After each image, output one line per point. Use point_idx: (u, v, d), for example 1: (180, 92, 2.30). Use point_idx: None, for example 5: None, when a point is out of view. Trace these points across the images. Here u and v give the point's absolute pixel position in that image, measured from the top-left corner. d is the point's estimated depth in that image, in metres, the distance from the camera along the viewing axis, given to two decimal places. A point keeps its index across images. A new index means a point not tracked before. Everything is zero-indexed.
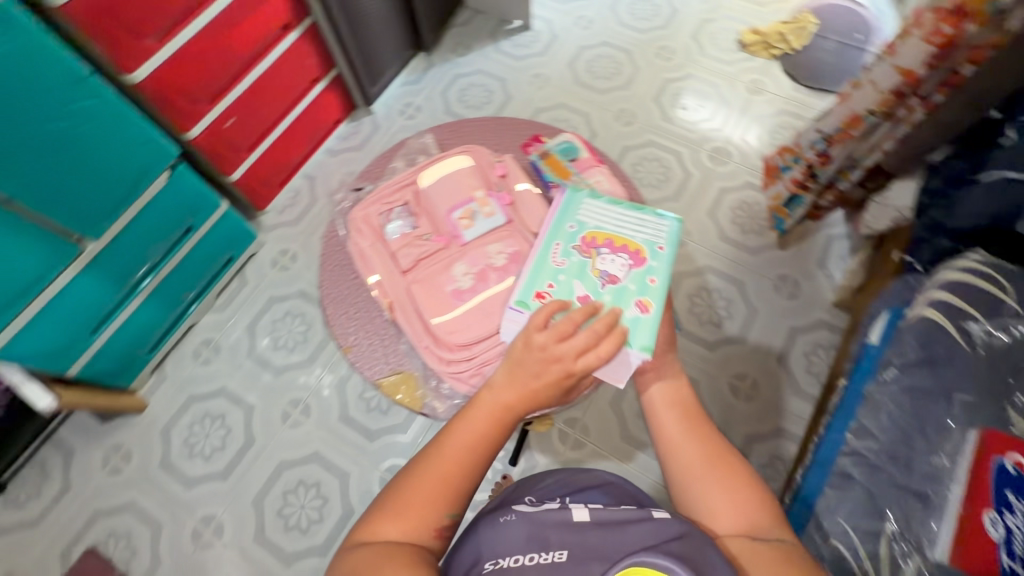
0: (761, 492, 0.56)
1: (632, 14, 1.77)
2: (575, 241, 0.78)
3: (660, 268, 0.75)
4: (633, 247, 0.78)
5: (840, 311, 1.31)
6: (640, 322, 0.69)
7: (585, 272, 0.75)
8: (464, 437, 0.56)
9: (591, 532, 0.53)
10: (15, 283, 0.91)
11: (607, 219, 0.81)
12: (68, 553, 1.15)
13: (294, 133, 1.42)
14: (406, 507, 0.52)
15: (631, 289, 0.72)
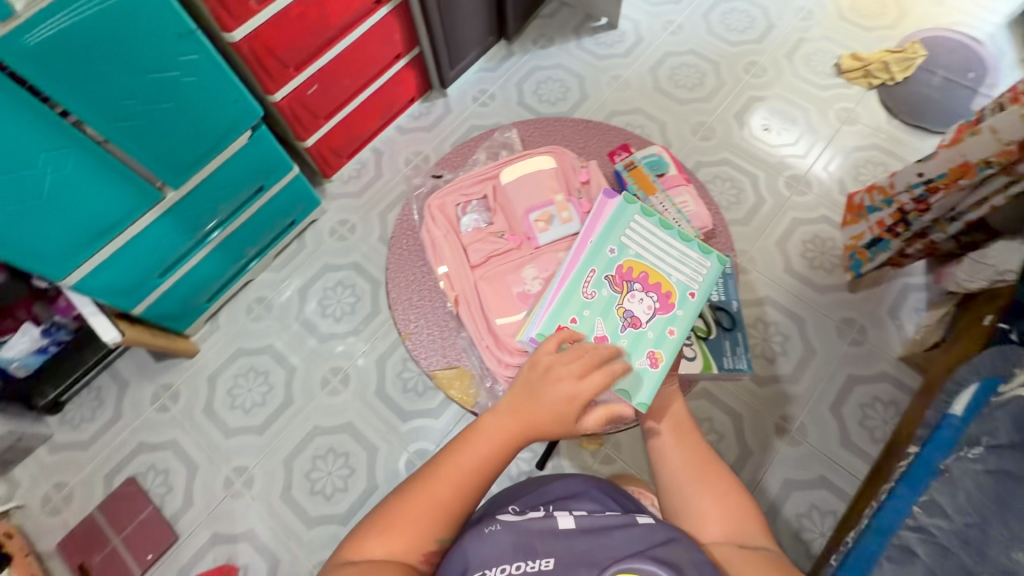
0: (746, 503, 0.63)
1: (725, 24, 1.70)
2: (609, 271, 0.73)
3: (686, 319, 0.71)
4: (665, 288, 0.73)
5: (907, 366, 1.23)
6: (646, 377, 0.68)
7: (610, 310, 0.71)
8: (463, 461, 0.58)
9: (579, 538, 0.58)
10: (102, 220, 0.96)
11: (648, 250, 0.74)
12: (112, 478, 1.22)
13: (370, 106, 1.43)
14: (393, 533, 0.55)
15: (649, 338, 0.69)
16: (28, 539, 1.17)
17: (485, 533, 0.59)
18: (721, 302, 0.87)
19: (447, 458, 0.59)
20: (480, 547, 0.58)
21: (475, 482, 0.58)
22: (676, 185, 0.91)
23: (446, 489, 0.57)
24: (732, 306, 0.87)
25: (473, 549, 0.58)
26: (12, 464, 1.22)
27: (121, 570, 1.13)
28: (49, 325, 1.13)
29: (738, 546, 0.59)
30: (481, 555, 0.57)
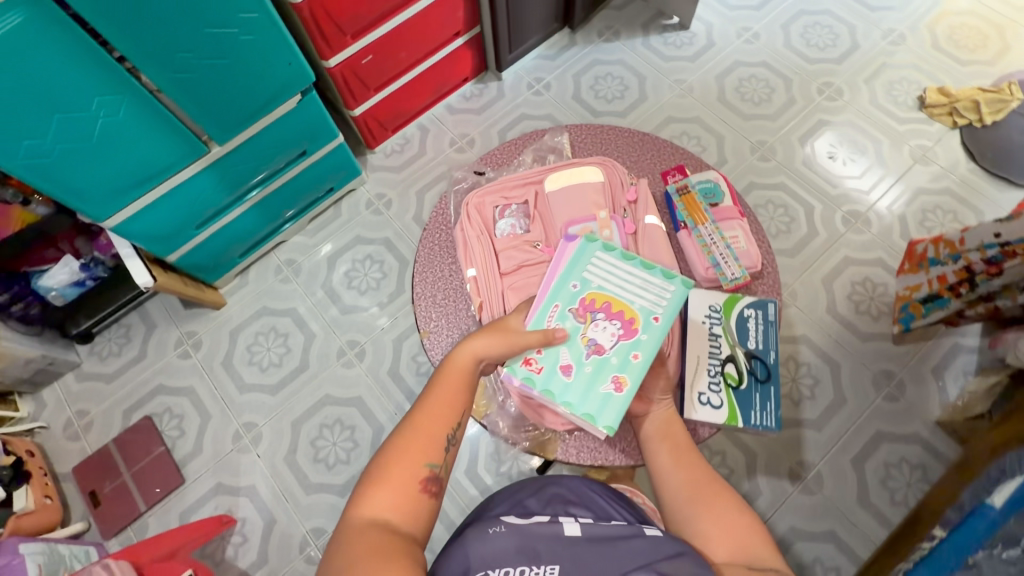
0: (751, 521, 0.58)
1: (805, 38, 1.59)
2: (573, 304, 0.74)
3: (650, 341, 0.72)
4: (629, 314, 0.73)
5: (943, 431, 1.16)
6: (610, 401, 0.70)
7: (574, 343, 0.73)
8: (440, 392, 0.62)
9: (583, 547, 0.55)
10: (148, 166, 0.97)
11: (611, 279, 0.75)
12: (130, 413, 1.26)
13: (423, 81, 1.40)
14: (388, 485, 0.55)
15: (611, 364, 0.71)
16: (49, 459, 1.23)
17: (487, 533, 0.56)
18: (758, 350, 0.82)
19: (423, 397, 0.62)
20: (482, 548, 0.55)
21: (452, 411, 0.61)
22: (728, 216, 0.88)
23: (427, 425, 0.59)
24: (769, 357, 0.82)
25: (474, 550, 0.55)
26: (42, 386, 1.28)
27: (128, 503, 1.18)
28: (89, 260, 1.18)
29: (743, 565, 0.54)
30: (483, 555, 0.54)
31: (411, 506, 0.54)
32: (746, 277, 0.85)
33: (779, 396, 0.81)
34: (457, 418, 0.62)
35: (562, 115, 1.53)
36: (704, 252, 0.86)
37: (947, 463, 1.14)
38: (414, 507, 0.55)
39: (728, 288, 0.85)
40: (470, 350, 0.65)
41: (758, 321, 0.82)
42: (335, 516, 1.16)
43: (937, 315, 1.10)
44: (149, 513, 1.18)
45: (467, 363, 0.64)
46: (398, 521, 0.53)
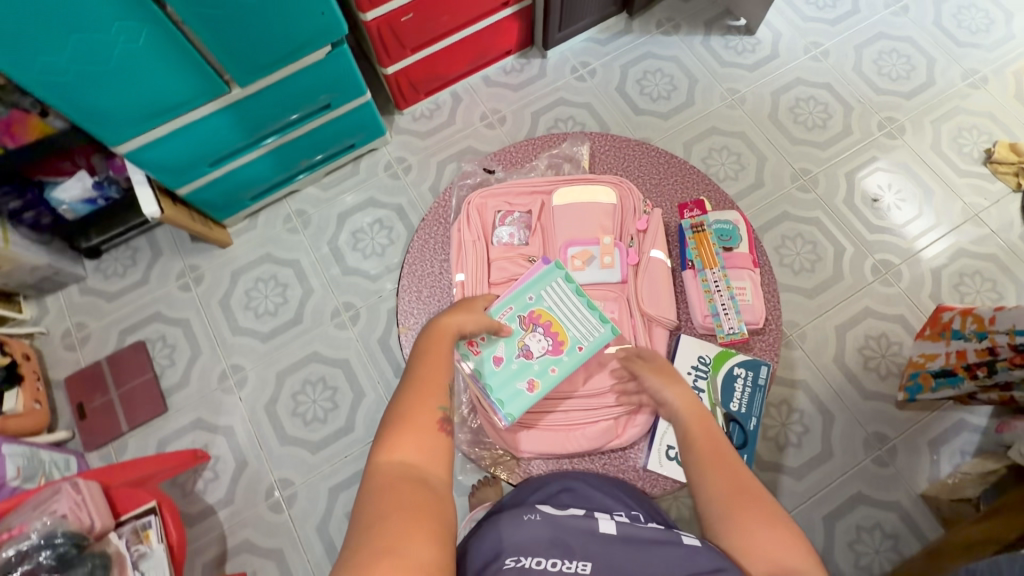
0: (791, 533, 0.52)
1: (877, 65, 1.47)
2: (523, 312, 0.81)
3: (570, 364, 0.79)
4: (562, 335, 0.81)
5: (925, 506, 1.12)
6: (520, 398, 0.79)
7: (512, 342, 0.80)
8: (429, 352, 0.63)
9: (617, 547, 0.52)
10: (163, 100, 0.95)
11: (561, 303, 0.82)
12: (126, 335, 1.29)
13: (464, 48, 1.34)
14: (409, 431, 0.54)
15: (531, 369, 0.79)
16: (45, 364, 1.27)
17: (523, 520, 0.55)
18: (739, 414, 0.84)
19: (415, 355, 0.63)
20: (516, 533, 0.53)
21: (445, 363, 0.63)
22: (740, 264, 0.88)
23: (430, 377, 0.60)
24: (749, 424, 0.83)
25: (508, 534, 0.54)
26: (47, 293, 1.32)
27: (112, 421, 1.22)
28: (103, 178, 1.19)
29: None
30: (516, 540, 0.53)
31: (433, 449, 0.54)
32: (745, 333, 0.86)
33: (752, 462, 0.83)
34: (451, 368, 0.63)
35: (601, 106, 1.46)
36: (705, 299, 0.87)
37: (922, 538, 1.10)
38: (433, 446, 0.54)
39: (723, 341, 0.86)
40: (451, 322, 0.70)
41: (747, 382, 0.84)
42: (303, 471, 1.19)
43: (947, 393, 1.07)
44: (130, 434, 1.22)
45: (450, 330, 0.68)
46: (425, 463, 0.53)
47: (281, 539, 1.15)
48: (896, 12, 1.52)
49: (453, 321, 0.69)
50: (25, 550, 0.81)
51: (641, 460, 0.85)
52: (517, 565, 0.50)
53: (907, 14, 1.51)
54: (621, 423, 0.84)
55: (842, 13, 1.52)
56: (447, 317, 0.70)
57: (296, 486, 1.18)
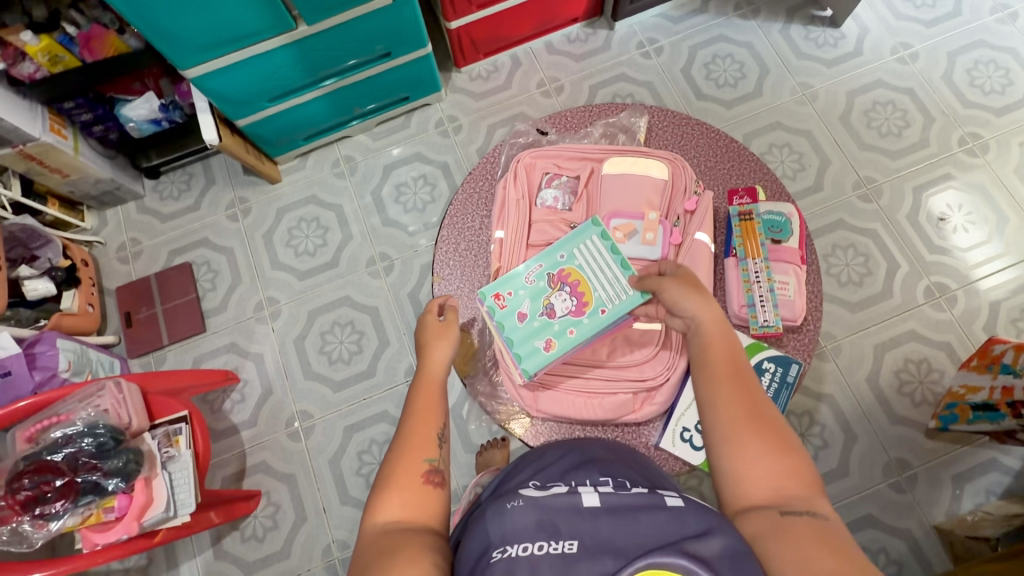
0: (795, 468, 0.55)
1: (970, 75, 1.37)
2: (553, 270, 0.82)
3: (593, 325, 0.79)
4: (587, 297, 0.80)
5: (938, 540, 1.09)
6: (537, 354, 0.79)
7: (536, 299, 0.81)
8: (417, 404, 0.64)
9: (603, 519, 0.50)
10: (233, 29, 0.97)
11: (592, 264, 0.81)
12: (174, 255, 1.36)
13: (531, 10, 1.30)
14: (397, 490, 0.57)
15: (550, 328, 0.80)
16: (100, 272, 1.35)
17: (506, 509, 0.54)
18: None
19: (405, 408, 0.64)
20: (500, 523, 0.52)
21: (433, 414, 0.64)
22: (787, 259, 0.86)
23: (416, 432, 0.62)
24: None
25: (495, 527, 0.52)
26: (108, 206, 1.39)
27: (155, 333, 1.29)
28: (168, 102, 1.22)
29: (775, 514, 0.52)
30: (503, 531, 0.51)
31: (421, 503, 0.57)
32: (779, 328, 0.84)
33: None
34: (441, 417, 0.64)
35: (663, 86, 1.41)
36: (743, 288, 0.85)
37: (928, 570, 1.07)
38: (424, 500, 0.57)
39: (755, 333, 0.84)
40: (434, 362, 0.69)
41: (774, 378, 0.83)
42: (323, 406, 1.24)
43: (983, 427, 1.03)
44: (169, 348, 1.29)
45: (437, 372, 0.68)
46: (413, 518, 0.55)
47: (296, 466, 1.21)
48: (1002, 19, 1.40)
49: (437, 360, 0.69)
50: (70, 435, 0.89)
51: (653, 438, 0.85)
52: (505, 556, 0.49)
53: (1014, 23, 1.39)
54: (639, 399, 0.85)
55: (939, 14, 1.41)
56: (429, 359, 0.69)
57: (314, 420, 1.23)
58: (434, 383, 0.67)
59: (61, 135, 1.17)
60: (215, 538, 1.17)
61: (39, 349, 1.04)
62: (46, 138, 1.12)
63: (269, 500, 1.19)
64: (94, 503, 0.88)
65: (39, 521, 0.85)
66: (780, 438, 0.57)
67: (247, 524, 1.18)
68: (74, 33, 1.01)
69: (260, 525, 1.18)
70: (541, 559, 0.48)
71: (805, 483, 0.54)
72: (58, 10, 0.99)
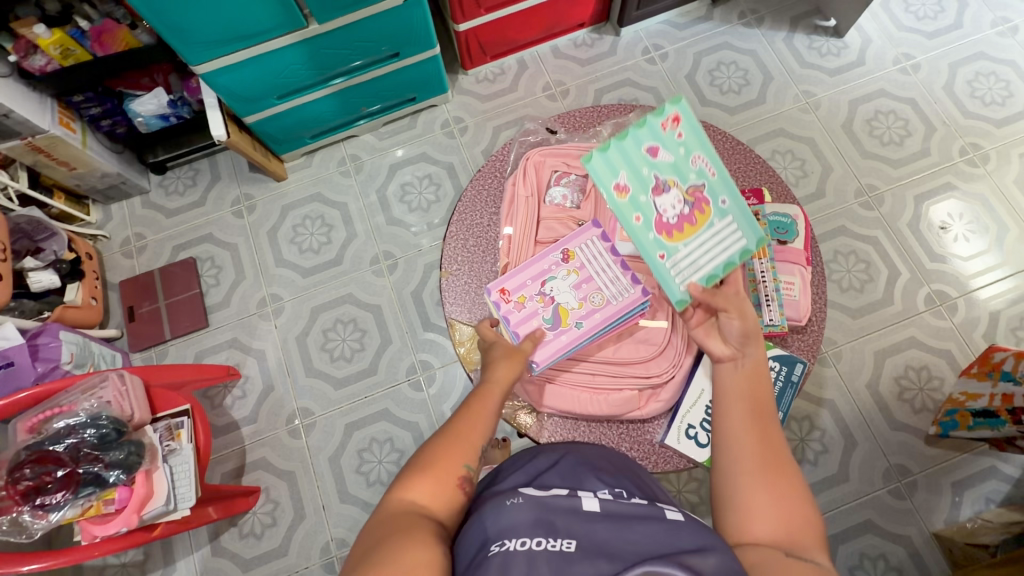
0: (804, 513, 0.56)
1: (971, 86, 1.38)
2: (705, 193, 0.75)
3: (644, 238, 0.74)
4: (675, 234, 0.74)
5: (938, 548, 1.09)
6: (610, 175, 0.74)
7: (671, 170, 0.75)
8: (475, 406, 0.65)
9: (601, 525, 0.50)
10: (246, 26, 0.98)
11: (713, 240, 0.75)
12: (179, 250, 1.36)
13: (539, 14, 1.32)
14: (431, 477, 0.57)
15: (640, 193, 0.74)
16: (103, 265, 1.36)
17: (505, 505, 0.54)
18: None
19: (462, 404, 0.66)
20: (498, 519, 0.52)
21: (486, 423, 0.64)
22: (792, 259, 0.87)
23: (466, 431, 0.62)
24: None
25: (493, 522, 0.52)
26: (113, 201, 1.40)
27: (157, 327, 1.29)
28: (176, 98, 1.23)
29: (779, 553, 0.52)
30: (500, 526, 0.52)
31: (445, 498, 0.57)
32: (785, 327, 0.84)
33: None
34: (490, 430, 0.64)
35: (668, 91, 1.42)
36: (750, 288, 0.86)
37: None
38: (448, 499, 0.57)
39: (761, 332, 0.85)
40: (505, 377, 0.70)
41: (778, 376, 0.84)
42: (324, 404, 1.24)
43: (984, 434, 1.03)
44: (171, 343, 1.29)
45: (501, 386, 0.69)
46: (434, 509, 0.56)
47: (295, 463, 1.20)
48: (1002, 32, 1.42)
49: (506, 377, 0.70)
50: (72, 426, 0.90)
51: (657, 436, 0.85)
52: (503, 549, 0.49)
53: (1014, 36, 1.41)
54: (645, 396, 0.85)
55: (941, 26, 1.43)
56: (499, 373, 0.71)
57: (315, 417, 1.23)
58: (495, 395, 0.67)
59: (70, 128, 1.17)
60: (213, 534, 1.17)
61: (42, 340, 1.04)
62: (54, 131, 1.13)
63: (268, 497, 1.19)
64: (94, 495, 0.88)
65: (39, 511, 0.85)
66: (797, 486, 0.57)
67: (245, 520, 1.17)
68: (87, 27, 1.02)
69: (259, 522, 1.17)
70: (538, 555, 0.48)
71: (809, 528, 0.55)
72: (71, 5, 0.99)
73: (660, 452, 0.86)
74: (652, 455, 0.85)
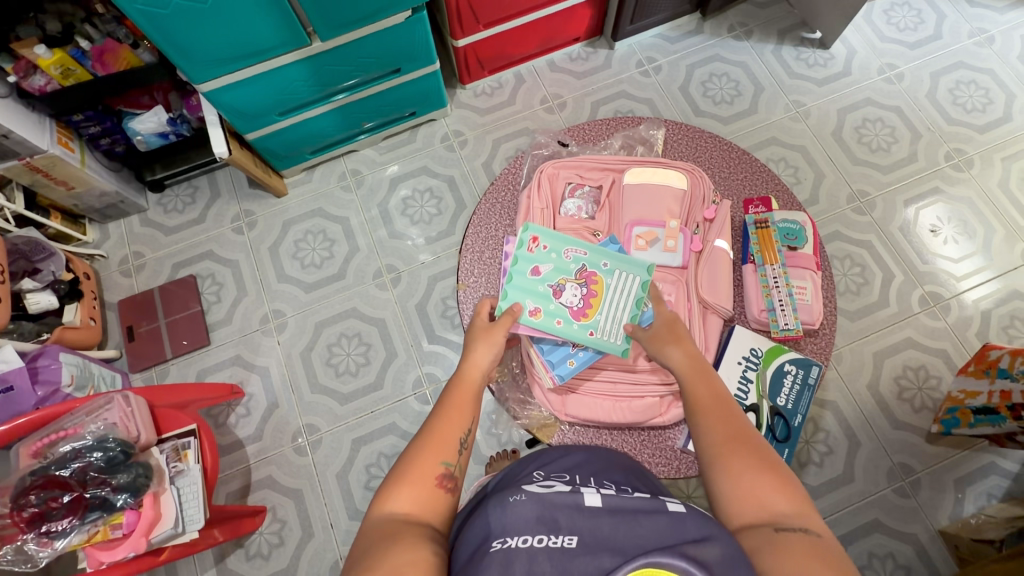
0: (785, 485, 0.52)
1: (953, 94, 1.43)
2: (587, 267, 0.85)
3: (572, 332, 0.83)
4: (590, 309, 0.84)
5: (943, 544, 1.10)
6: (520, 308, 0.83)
7: (557, 273, 0.85)
8: (451, 402, 0.63)
9: (604, 519, 0.48)
10: (251, 45, 0.99)
11: (618, 293, 0.84)
12: (178, 268, 1.35)
13: (536, 28, 1.34)
14: (409, 484, 0.54)
15: (546, 303, 0.84)
16: (100, 285, 1.34)
17: (508, 502, 0.52)
18: (785, 410, 0.87)
19: (437, 403, 0.62)
20: (502, 515, 0.50)
21: (462, 417, 0.61)
22: (802, 265, 0.89)
23: (442, 430, 0.59)
24: (794, 420, 0.86)
25: (496, 519, 0.51)
26: (110, 219, 1.39)
27: (157, 347, 1.28)
28: (176, 115, 1.23)
29: (770, 530, 0.48)
30: (504, 523, 0.50)
31: (430, 501, 0.54)
32: (799, 331, 0.87)
33: (790, 454, 0.87)
34: (468, 422, 0.62)
35: (663, 103, 1.45)
36: (763, 293, 0.89)
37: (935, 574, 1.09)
38: (434, 501, 0.54)
39: (777, 336, 0.88)
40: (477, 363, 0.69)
41: (795, 380, 0.87)
42: (330, 420, 1.23)
43: (984, 430, 1.05)
44: (172, 362, 1.27)
45: (476, 376, 0.67)
46: (422, 516, 0.52)
47: (302, 480, 1.19)
48: (980, 42, 1.48)
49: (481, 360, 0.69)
50: (79, 449, 0.88)
51: (679, 441, 0.87)
52: (504, 546, 0.47)
53: (991, 46, 1.47)
54: (666, 402, 0.87)
55: (921, 37, 1.48)
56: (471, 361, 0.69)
57: (321, 433, 1.22)
58: (472, 390, 0.65)
59: (68, 148, 1.17)
60: (218, 557, 1.15)
61: (42, 363, 1.02)
62: (54, 150, 1.12)
63: (274, 516, 1.17)
64: (101, 519, 0.86)
65: (44, 539, 0.83)
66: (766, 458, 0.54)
67: (251, 541, 1.15)
68: (87, 47, 1.02)
69: (266, 542, 1.15)
70: (539, 552, 0.46)
71: (797, 499, 0.50)
72: (71, 24, 0.99)
73: (684, 457, 0.87)
74: (674, 462, 0.86)
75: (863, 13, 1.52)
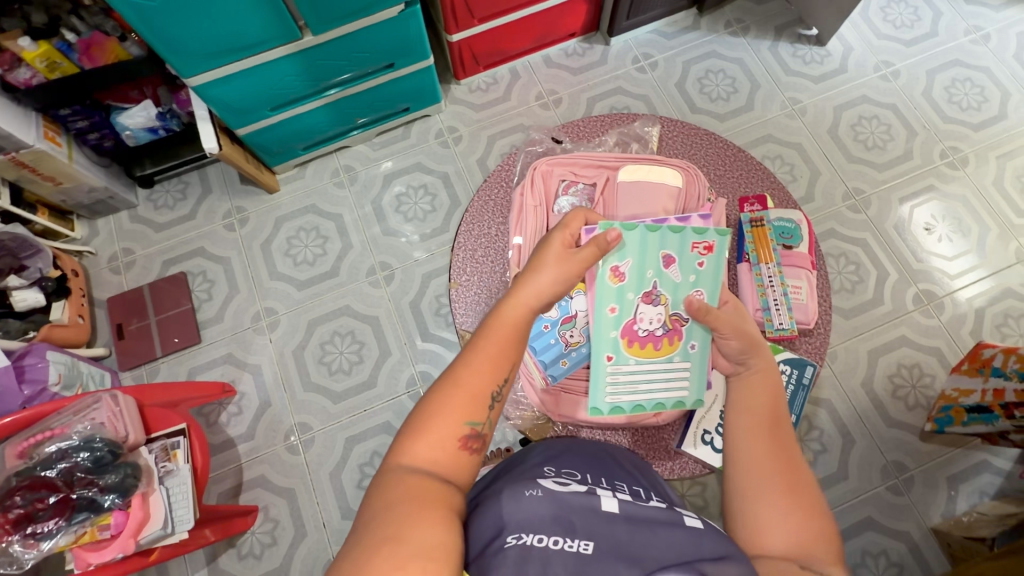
0: (821, 526, 0.51)
1: (948, 92, 1.43)
2: (684, 334, 0.82)
3: (606, 326, 0.82)
4: (636, 350, 0.82)
5: (936, 542, 1.11)
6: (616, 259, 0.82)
7: (670, 288, 0.82)
8: (485, 350, 0.55)
9: (621, 526, 0.49)
10: (241, 39, 0.97)
11: (660, 375, 0.82)
12: (168, 265, 1.33)
13: (531, 24, 1.33)
14: (427, 439, 0.50)
15: (631, 287, 0.82)
16: (89, 282, 1.32)
17: (522, 496, 0.51)
18: None
19: (472, 345, 0.56)
20: (517, 508, 0.50)
21: (497, 369, 0.54)
22: (798, 263, 0.90)
23: (471, 380, 0.53)
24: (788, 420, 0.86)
25: (509, 511, 0.50)
26: (100, 216, 1.37)
27: (147, 345, 1.26)
28: (165, 111, 1.22)
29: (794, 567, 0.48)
30: (518, 517, 0.49)
31: (450, 462, 0.50)
32: (794, 330, 0.87)
33: None
34: (504, 374, 0.55)
35: (658, 99, 1.44)
36: (758, 292, 0.88)
37: (928, 572, 1.09)
38: (455, 462, 0.51)
39: (771, 336, 0.87)
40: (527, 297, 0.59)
41: (789, 380, 0.86)
42: (323, 418, 1.22)
43: (978, 429, 1.05)
44: (162, 360, 1.26)
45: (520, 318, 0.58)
46: (442, 474, 0.50)
47: (295, 480, 1.18)
48: (976, 40, 1.47)
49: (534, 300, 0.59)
50: (65, 449, 0.86)
51: (673, 441, 0.88)
52: (519, 542, 0.46)
53: (986, 44, 1.47)
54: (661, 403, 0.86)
55: (917, 34, 1.48)
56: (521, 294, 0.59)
57: (314, 432, 1.21)
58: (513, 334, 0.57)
59: (56, 143, 1.15)
60: (210, 557, 1.14)
61: (28, 361, 1.01)
62: (40, 145, 1.10)
63: (267, 516, 1.16)
64: (89, 520, 0.85)
65: (30, 540, 0.82)
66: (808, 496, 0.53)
67: (244, 541, 1.14)
68: (73, 40, 0.99)
69: (258, 542, 1.14)
70: (554, 555, 0.45)
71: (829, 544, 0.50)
72: (58, 17, 0.95)
73: (677, 459, 0.88)
74: (665, 464, 0.87)
75: (860, 10, 1.51)
